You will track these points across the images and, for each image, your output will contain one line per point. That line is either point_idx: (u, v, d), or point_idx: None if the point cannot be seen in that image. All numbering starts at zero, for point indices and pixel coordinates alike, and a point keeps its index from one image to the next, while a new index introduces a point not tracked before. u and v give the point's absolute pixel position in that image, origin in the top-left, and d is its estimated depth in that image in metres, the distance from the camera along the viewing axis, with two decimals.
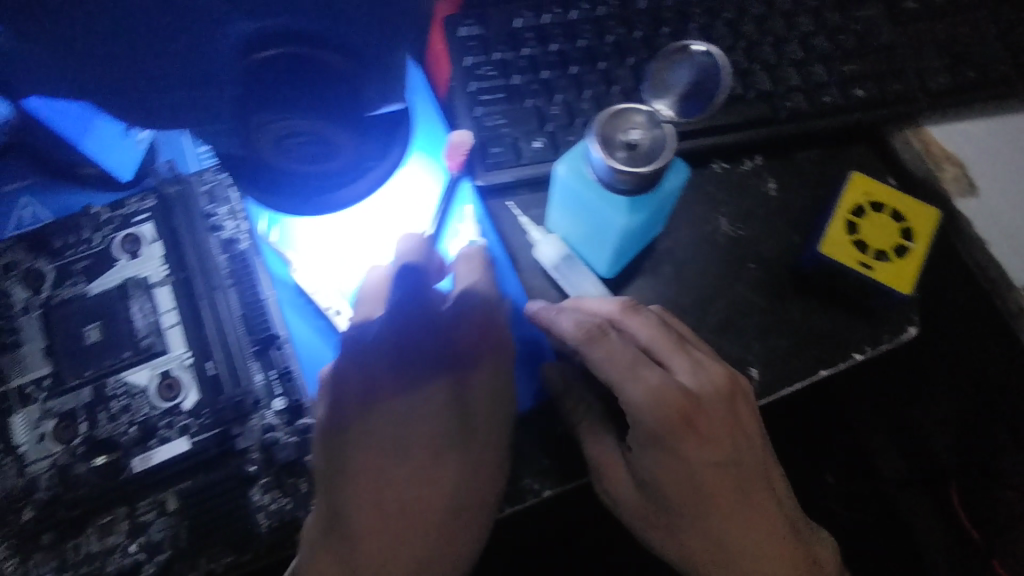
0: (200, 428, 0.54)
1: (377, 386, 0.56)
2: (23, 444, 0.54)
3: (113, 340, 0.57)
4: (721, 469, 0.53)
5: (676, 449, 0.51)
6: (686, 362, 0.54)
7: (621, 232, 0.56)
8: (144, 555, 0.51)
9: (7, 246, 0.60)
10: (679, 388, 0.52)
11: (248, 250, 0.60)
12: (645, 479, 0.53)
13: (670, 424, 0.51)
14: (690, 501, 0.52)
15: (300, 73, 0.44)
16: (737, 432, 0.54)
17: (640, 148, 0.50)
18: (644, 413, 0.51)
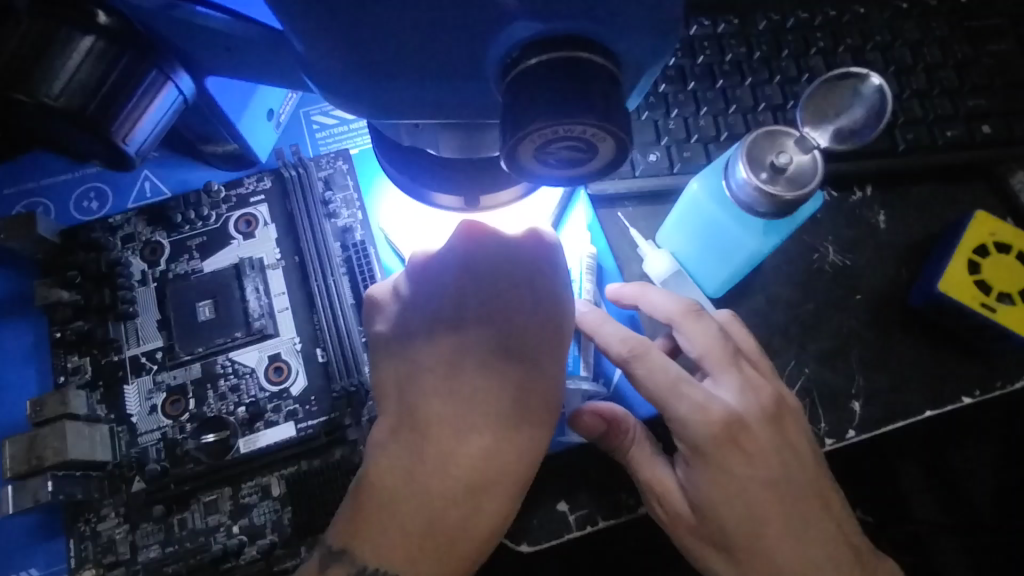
0: (307, 415, 0.54)
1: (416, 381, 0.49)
2: (135, 414, 0.54)
3: (225, 319, 0.57)
4: (769, 489, 0.49)
5: (721, 467, 0.49)
6: (735, 378, 0.52)
7: (749, 255, 0.57)
8: (246, 538, 0.51)
9: (126, 217, 0.60)
10: (726, 407, 0.49)
11: (363, 240, 0.60)
12: (697, 500, 0.50)
13: (717, 443, 0.48)
14: (744, 525, 0.49)
15: (587, 55, 0.27)
16: (785, 451, 0.51)
17: (786, 172, 0.50)
18: (690, 427, 0.49)
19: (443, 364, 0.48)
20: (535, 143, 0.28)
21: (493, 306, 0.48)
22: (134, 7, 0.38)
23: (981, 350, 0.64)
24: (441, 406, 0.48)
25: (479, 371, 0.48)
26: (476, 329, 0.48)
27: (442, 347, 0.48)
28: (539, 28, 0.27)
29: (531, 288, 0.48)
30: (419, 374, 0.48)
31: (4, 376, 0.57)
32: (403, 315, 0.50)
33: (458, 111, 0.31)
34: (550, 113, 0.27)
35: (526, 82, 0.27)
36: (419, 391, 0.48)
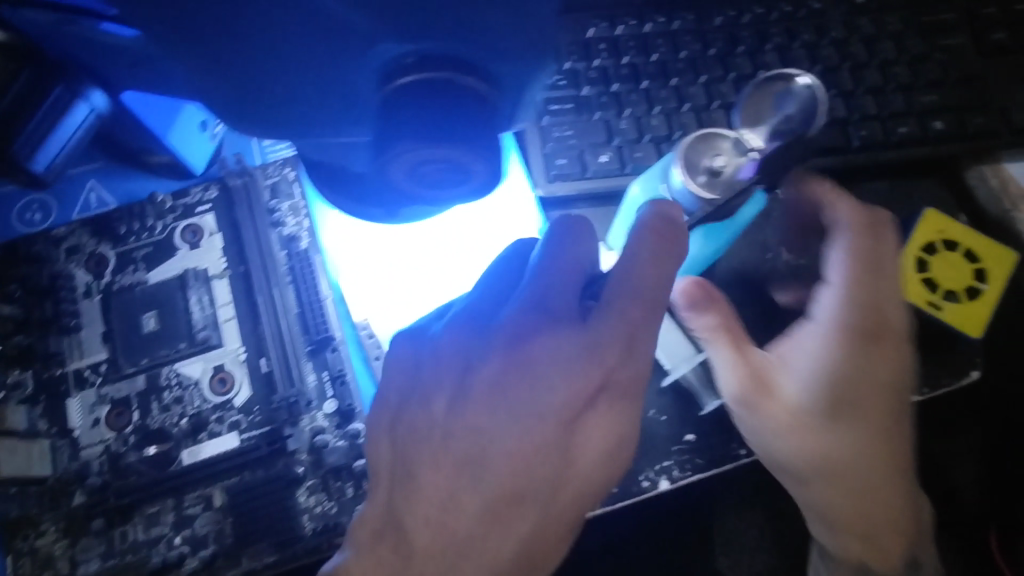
0: (250, 426, 0.55)
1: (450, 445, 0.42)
2: (77, 427, 0.54)
3: (170, 330, 0.57)
4: (877, 391, 0.56)
5: (841, 354, 0.55)
6: (893, 286, 0.57)
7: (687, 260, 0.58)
8: (188, 549, 0.51)
9: (70, 228, 0.60)
10: (880, 308, 0.56)
11: (308, 249, 0.59)
12: (813, 375, 0.56)
13: (864, 329, 0.55)
14: (844, 404, 0.56)
15: (453, 78, 0.27)
16: (901, 367, 0.56)
17: (722, 174, 0.50)
18: (830, 313, 0.56)
19: (502, 418, 0.42)
20: (404, 165, 0.30)
21: (547, 375, 0.42)
22: (37, 26, 0.38)
23: (933, 347, 0.61)
24: (489, 464, 0.41)
25: (542, 432, 0.42)
26: (551, 378, 0.42)
27: (501, 393, 0.42)
28: (407, 50, 0.27)
29: (591, 361, 0.42)
30: (460, 428, 0.42)
31: None
32: (458, 345, 0.44)
33: (351, 129, 0.31)
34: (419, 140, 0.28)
35: (399, 103, 0.28)
36: (460, 443, 0.42)
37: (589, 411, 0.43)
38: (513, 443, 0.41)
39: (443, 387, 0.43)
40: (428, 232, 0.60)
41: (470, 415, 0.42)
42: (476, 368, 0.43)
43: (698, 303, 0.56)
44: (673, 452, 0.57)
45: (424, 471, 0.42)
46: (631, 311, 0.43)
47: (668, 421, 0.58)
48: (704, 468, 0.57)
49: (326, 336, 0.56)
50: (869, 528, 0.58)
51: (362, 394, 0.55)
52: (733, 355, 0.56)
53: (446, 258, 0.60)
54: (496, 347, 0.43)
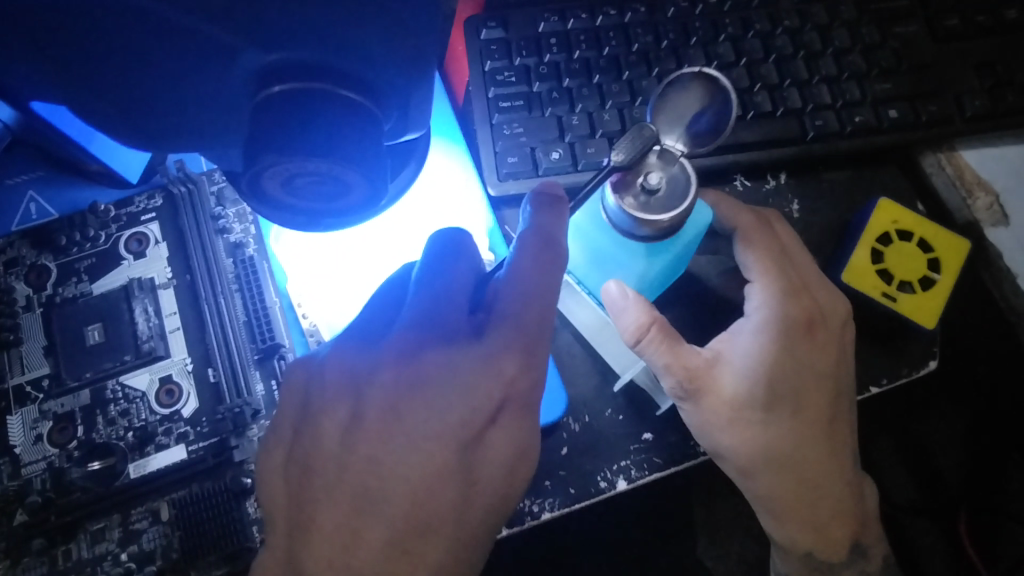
0: (198, 437, 0.54)
1: (348, 478, 0.41)
2: (19, 444, 0.53)
3: (114, 343, 0.56)
4: (819, 379, 0.57)
5: (778, 349, 0.56)
6: (816, 278, 0.60)
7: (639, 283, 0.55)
8: (134, 565, 0.50)
9: (9, 241, 0.59)
10: (810, 299, 0.57)
11: (255, 256, 0.59)
12: (754, 367, 0.55)
13: (796, 322, 0.57)
14: (787, 392, 0.56)
15: (326, 87, 0.30)
16: (840, 352, 0.57)
17: (658, 192, 0.48)
18: (761, 313, 0.57)
19: (398, 442, 0.42)
20: (277, 173, 0.32)
21: (435, 396, 0.42)
22: None
23: (892, 340, 0.62)
24: (414, 482, 0.41)
25: (440, 451, 0.41)
26: (444, 398, 0.42)
27: (396, 418, 0.42)
28: (274, 57, 0.29)
29: (480, 378, 0.42)
30: (355, 458, 0.41)
31: None
32: (346, 372, 0.44)
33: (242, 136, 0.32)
34: (284, 148, 0.30)
35: (271, 108, 0.30)
36: (354, 473, 0.41)
37: (491, 425, 0.43)
38: (410, 466, 0.41)
39: (336, 416, 0.43)
40: (385, 248, 0.59)
41: (360, 442, 0.42)
42: (367, 394, 0.43)
43: (623, 301, 0.53)
44: (631, 451, 0.57)
45: (322, 511, 0.41)
46: (518, 324, 0.44)
47: (625, 420, 0.58)
48: (664, 468, 0.57)
49: (274, 343, 0.56)
50: (813, 501, 0.58)
51: None
52: (666, 353, 0.53)
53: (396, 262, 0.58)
54: (390, 381, 0.43)
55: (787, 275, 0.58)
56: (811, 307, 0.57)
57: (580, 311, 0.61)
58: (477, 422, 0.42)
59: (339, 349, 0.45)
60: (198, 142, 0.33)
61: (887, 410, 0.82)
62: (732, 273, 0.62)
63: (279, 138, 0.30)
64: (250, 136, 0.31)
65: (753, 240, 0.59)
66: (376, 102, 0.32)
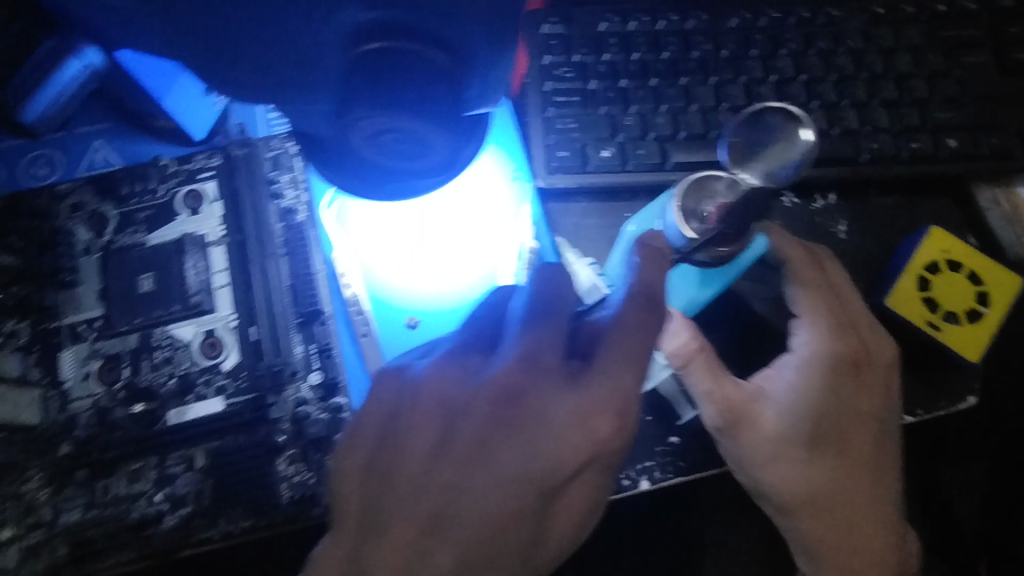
0: (236, 391, 0.55)
1: (430, 502, 0.43)
2: (68, 379, 0.56)
3: (165, 292, 0.59)
4: (861, 422, 0.58)
5: (821, 386, 0.57)
6: (868, 324, 0.59)
7: (691, 308, 0.56)
8: (167, 506, 0.52)
9: (75, 186, 0.61)
10: (858, 342, 0.58)
11: (305, 222, 0.60)
12: (792, 401, 0.57)
13: (841, 366, 0.57)
14: (825, 423, 0.57)
15: (413, 48, 0.31)
16: (888, 395, 0.57)
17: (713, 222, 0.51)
18: (801, 351, 0.58)
19: (482, 476, 0.43)
20: (365, 130, 0.34)
21: (524, 440, 0.43)
22: None
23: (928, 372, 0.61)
24: (480, 497, 0.43)
25: (520, 490, 0.43)
26: (536, 441, 0.43)
27: (483, 454, 0.43)
28: (372, 15, 0.30)
29: (569, 429, 0.43)
30: (439, 484, 0.43)
31: None
32: (441, 394, 0.45)
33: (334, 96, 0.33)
34: (376, 100, 0.32)
35: (362, 65, 0.31)
36: (436, 497, 0.43)
37: (573, 480, 0.44)
38: (488, 500, 0.43)
39: (425, 437, 0.44)
40: (454, 254, 0.61)
41: (441, 468, 0.43)
42: (460, 423, 0.44)
43: (671, 322, 0.54)
44: (655, 453, 0.57)
45: (390, 517, 0.43)
46: (618, 390, 0.44)
47: (652, 421, 0.58)
48: (686, 471, 0.57)
49: (317, 309, 0.57)
50: (836, 525, 0.57)
51: (350, 368, 0.57)
52: (708, 380, 0.54)
53: (451, 260, 0.61)
54: (489, 413, 0.44)
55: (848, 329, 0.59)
56: (861, 354, 0.57)
57: None
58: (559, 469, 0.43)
59: (441, 366, 0.46)
60: (285, 97, 0.34)
61: (911, 444, 0.81)
62: (772, 287, 0.62)
63: (367, 90, 0.32)
64: (345, 93, 0.32)
65: (803, 275, 0.58)
66: (463, 69, 0.32)
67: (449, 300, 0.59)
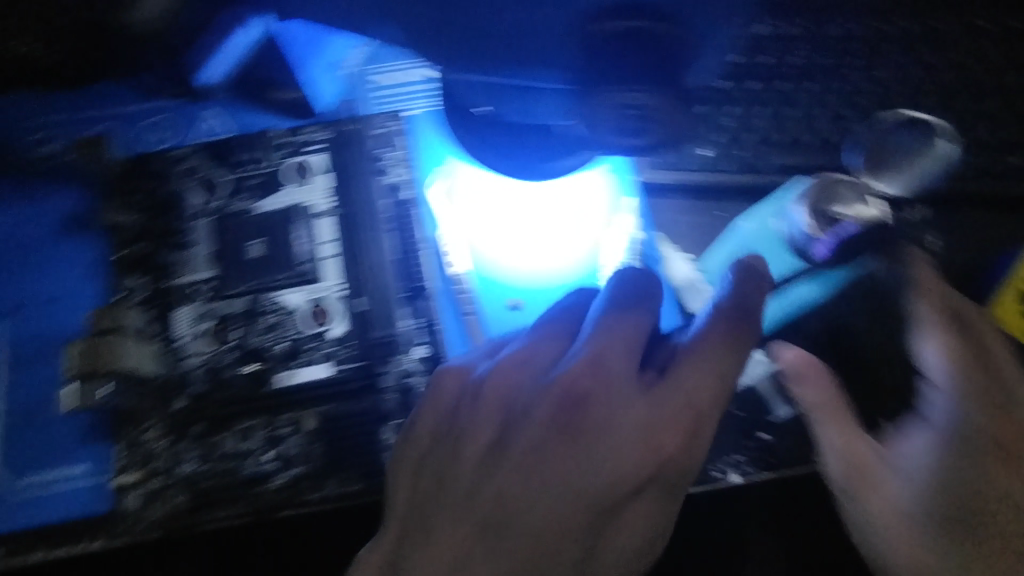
0: (343, 359, 0.57)
1: (479, 504, 0.44)
2: (182, 336, 0.58)
3: (274, 259, 0.60)
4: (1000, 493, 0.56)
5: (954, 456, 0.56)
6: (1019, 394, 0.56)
7: (772, 322, 0.58)
8: (276, 465, 0.54)
9: (190, 151, 0.63)
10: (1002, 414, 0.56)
11: (411, 199, 0.61)
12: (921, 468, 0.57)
13: (978, 437, 0.56)
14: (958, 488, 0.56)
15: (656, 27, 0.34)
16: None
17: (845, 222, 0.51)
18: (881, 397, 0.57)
19: (535, 484, 0.44)
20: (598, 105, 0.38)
21: (582, 449, 0.44)
22: None
23: None
24: (533, 503, 0.43)
25: (580, 500, 0.43)
26: (598, 452, 0.44)
27: (541, 460, 0.44)
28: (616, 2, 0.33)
29: (631, 445, 0.44)
30: (491, 491, 0.44)
31: (57, 287, 0.60)
32: (503, 395, 0.48)
33: (564, 74, 0.38)
34: (611, 77, 0.36)
35: (602, 44, 0.35)
36: (485, 505, 0.44)
37: (635, 497, 0.44)
38: (542, 513, 0.43)
39: (478, 441, 0.47)
40: (550, 246, 0.61)
41: (497, 475, 0.45)
42: (519, 427, 0.46)
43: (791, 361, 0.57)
44: (745, 448, 0.57)
45: (442, 521, 0.44)
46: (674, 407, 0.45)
47: (744, 417, 0.57)
48: (775, 468, 0.57)
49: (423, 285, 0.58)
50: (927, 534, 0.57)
51: (454, 346, 0.58)
52: (842, 435, 0.56)
53: (548, 248, 0.61)
54: (548, 418, 0.45)
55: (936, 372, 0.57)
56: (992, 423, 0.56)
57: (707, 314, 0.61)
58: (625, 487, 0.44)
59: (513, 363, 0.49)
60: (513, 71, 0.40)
61: None
62: None
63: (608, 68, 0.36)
64: (581, 71, 0.37)
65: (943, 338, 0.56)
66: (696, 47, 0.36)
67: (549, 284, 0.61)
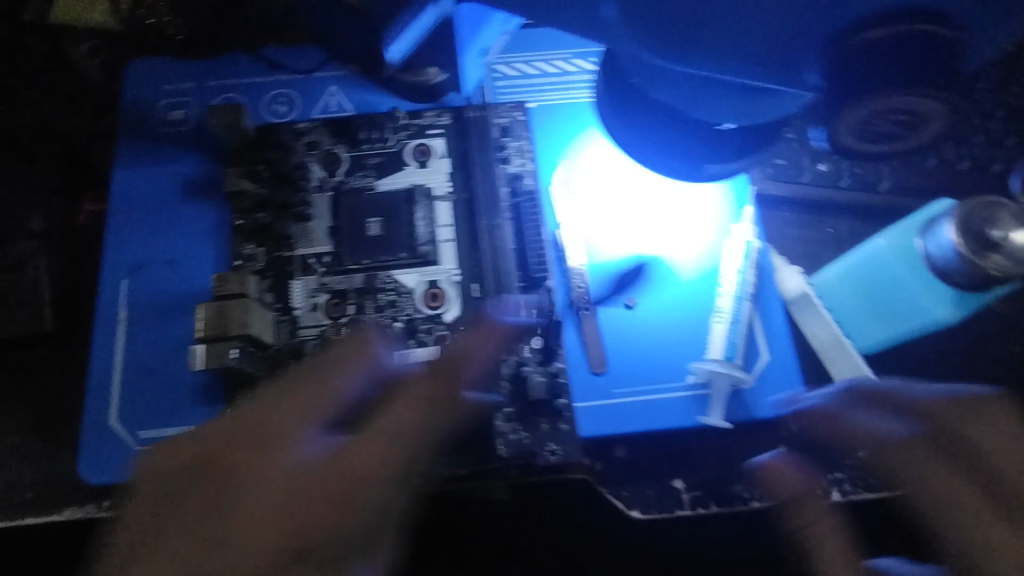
0: (458, 343, 0.57)
1: (225, 513, 0.45)
2: (298, 307, 0.58)
3: (392, 238, 0.60)
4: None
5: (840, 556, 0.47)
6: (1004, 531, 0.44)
7: (873, 345, 0.58)
8: None
9: (313, 126, 0.64)
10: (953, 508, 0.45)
11: (534, 189, 0.62)
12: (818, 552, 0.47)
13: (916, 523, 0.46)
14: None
15: (932, 30, 0.33)
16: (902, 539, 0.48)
17: (1003, 246, 0.49)
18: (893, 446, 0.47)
19: (235, 483, 0.46)
20: (858, 110, 0.38)
21: (296, 447, 0.47)
22: None
23: None
24: (238, 505, 0.45)
25: (278, 535, 0.44)
26: (300, 462, 0.46)
27: (297, 478, 0.46)
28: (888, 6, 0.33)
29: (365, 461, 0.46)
30: (223, 495, 0.45)
31: (176, 249, 0.61)
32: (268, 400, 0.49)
33: (808, 78, 0.38)
34: (877, 83, 0.36)
35: (855, 55, 0.34)
36: (194, 506, 0.46)
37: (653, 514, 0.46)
38: (235, 549, 0.44)
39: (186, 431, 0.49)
40: (659, 248, 0.62)
41: (196, 469, 0.47)
42: (221, 418, 0.49)
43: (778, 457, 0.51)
44: (846, 466, 0.56)
45: (188, 524, 0.45)
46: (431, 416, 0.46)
47: None
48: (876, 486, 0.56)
49: (542, 276, 0.58)
50: None
51: (567, 338, 0.59)
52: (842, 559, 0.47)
53: (660, 245, 0.62)
54: (257, 418, 0.48)
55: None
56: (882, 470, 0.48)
57: (812, 324, 0.59)
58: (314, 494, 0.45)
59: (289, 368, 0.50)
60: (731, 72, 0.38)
61: None
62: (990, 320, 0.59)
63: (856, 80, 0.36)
64: (829, 87, 0.37)
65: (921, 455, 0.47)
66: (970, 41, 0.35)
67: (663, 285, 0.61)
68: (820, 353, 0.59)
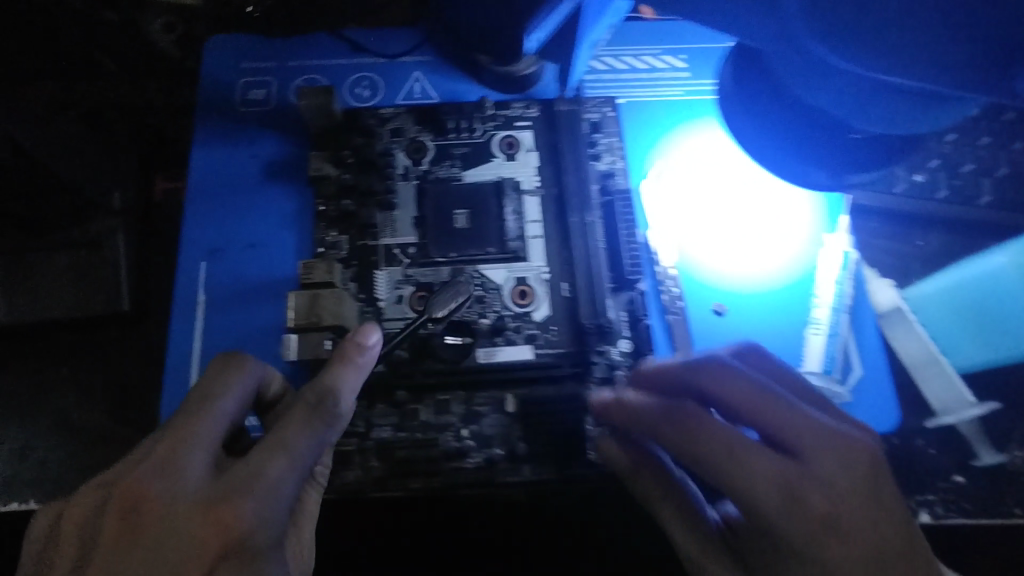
0: (547, 343, 0.56)
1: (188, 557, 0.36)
2: (383, 298, 0.56)
3: (479, 232, 0.58)
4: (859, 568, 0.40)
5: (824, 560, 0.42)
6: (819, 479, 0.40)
7: (968, 366, 0.56)
8: (474, 443, 0.53)
9: (397, 112, 0.62)
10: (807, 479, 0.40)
11: (627, 188, 0.60)
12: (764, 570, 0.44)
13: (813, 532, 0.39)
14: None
15: None
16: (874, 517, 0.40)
17: None
18: (705, 446, 0.41)
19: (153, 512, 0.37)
20: None
21: (168, 461, 0.38)
22: None
23: None
24: (167, 529, 0.36)
25: (204, 539, 0.36)
26: (186, 477, 0.38)
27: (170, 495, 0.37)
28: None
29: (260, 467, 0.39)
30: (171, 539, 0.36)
31: (256, 233, 0.59)
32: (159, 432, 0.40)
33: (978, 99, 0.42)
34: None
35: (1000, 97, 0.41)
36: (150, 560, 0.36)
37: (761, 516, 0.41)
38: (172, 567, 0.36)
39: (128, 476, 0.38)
40: (752, 258, 0.60)
41: (133, 517, 0.37)
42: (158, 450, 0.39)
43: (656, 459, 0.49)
44: (940, 489, 0.53)
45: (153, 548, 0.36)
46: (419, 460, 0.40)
47: (939, 455, 0.54)
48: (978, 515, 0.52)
49: (634, 279, 0.57)
50: None
51: (657, 344, 0.57)
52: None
53: (753, 253, 0.60)
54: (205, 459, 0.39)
55: (777, 426, 0.42)
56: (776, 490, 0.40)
57: (905, 340, 0.57)
58: (133, 485, 0.37)
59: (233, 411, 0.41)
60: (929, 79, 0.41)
61: None
62: None
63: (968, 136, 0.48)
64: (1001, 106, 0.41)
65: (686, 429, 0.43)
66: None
67: (759, 293, 0.58)
68: (918, 375, 0.56)
